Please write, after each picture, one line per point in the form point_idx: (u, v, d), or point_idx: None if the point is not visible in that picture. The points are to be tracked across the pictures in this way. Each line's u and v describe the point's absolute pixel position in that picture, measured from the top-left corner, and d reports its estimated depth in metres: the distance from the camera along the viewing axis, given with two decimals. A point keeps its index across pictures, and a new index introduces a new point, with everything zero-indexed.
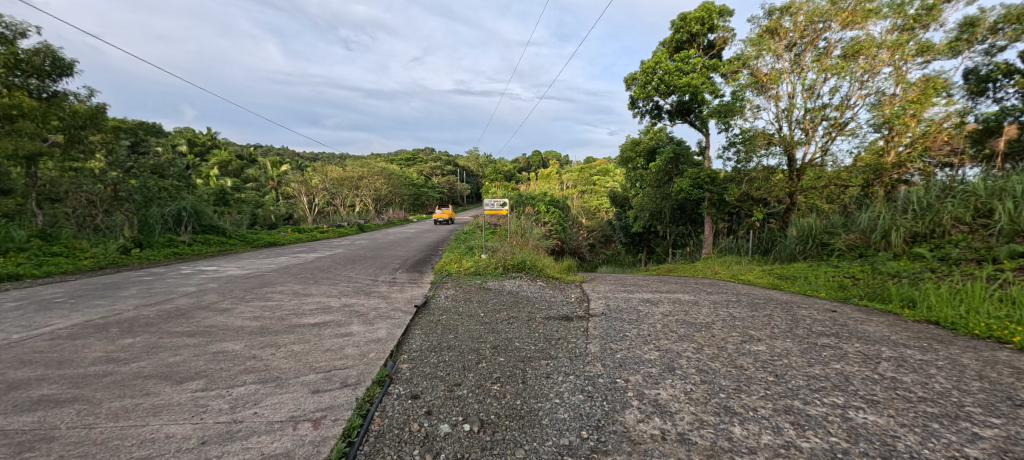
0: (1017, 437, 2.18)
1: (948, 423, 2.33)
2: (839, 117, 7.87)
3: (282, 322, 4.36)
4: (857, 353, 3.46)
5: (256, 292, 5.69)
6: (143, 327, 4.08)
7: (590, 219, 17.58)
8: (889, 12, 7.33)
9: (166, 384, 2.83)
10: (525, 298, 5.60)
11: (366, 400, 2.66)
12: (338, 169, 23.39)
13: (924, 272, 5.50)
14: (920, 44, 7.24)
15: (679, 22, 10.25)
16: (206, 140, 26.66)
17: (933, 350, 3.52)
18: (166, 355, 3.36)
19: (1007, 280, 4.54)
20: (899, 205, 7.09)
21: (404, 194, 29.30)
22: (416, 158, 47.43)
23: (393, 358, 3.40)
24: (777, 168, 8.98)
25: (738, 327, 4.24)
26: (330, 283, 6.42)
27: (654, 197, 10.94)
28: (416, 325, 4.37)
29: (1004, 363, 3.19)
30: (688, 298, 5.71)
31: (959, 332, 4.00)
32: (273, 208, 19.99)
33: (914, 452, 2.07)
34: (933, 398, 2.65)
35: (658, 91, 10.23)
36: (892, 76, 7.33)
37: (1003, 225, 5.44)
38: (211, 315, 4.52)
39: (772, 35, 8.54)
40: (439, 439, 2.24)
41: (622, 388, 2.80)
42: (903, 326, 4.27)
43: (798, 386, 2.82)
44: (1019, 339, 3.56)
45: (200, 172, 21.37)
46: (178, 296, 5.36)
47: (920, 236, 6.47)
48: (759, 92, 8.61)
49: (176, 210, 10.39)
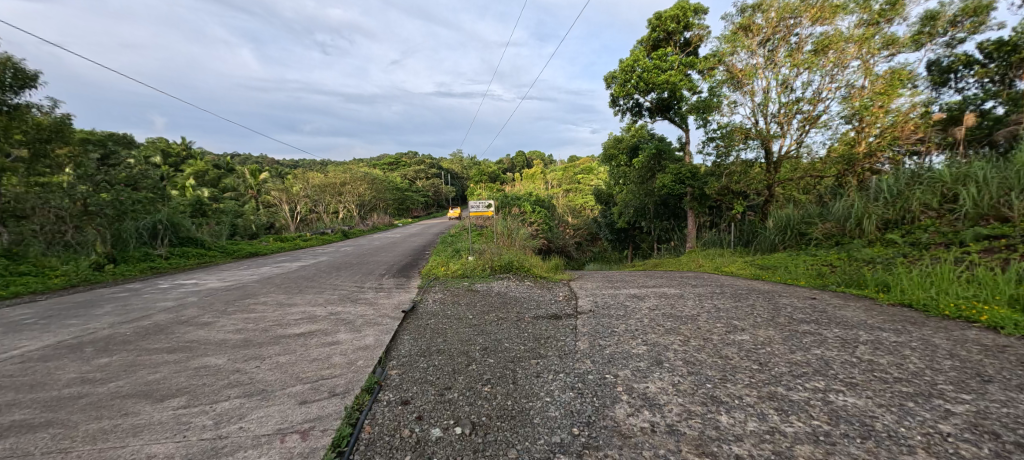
0: (987, 411, 2.28)
1: (922, 401, 2.42)
2: (812, 111, 8.12)
3: (267, 333, 4.27)
4: (835, 338, 3.58)
5: (238, 304, 5.55)
6: (119, 345, 3.94)
7: (576, 218, 17.67)
8: (855, 8, 7.59)
9: (147, 403, 2.75)
10: (513, 299, 5.61)
11: (356, 408, 2.62)
12: (320, 175, 22.98)
13: (897, 257, 5.72)
14: (886, 37, 7.51)
15: (655, 20, 10.41)
16: (181, 150, 25.96)
17: (907, 332, 3.66)
18: (146, 373, 3.26)
19: (974, 262, 4.74)
20: (870, 194, 7.42)
21: (387, 198, 29.03)
22: (399, 162, 47.18)
23: (382, 365, 3.36)
24: (754, 162, 9.15)
25: (723, 318, 4.32)
26: (315, 292, 6.33)
27: (638, 194, 11.26)
28: (405, 330, 4.33)
29: (972, 341, 3.34)
30: (673, 292, 5.81)
31: (931, 313, 4.16)
32: (254, 217, 19.53)
33: (892, 431, 2.14)
34: (908, 378, 2.75)
35: (637, 89, 10.40)
36: (860, 69, 7.58)
37: (968, 209, 5.66)
38: (192, 330, 4.39)
39: (746, 31, 8.76)
40: (431, 443, 2.23)
41: (611, 384, 2.83)
42: (879, 310, 4.42)
43: (781, 373, 2.90)
44: (986, 317, 3.73)
45: (176, 182, 20.81)
46: (155, 312, 5.19)
47: (892, 223, 6.77)
48: (735, 88, 8.83)
49: (151, 223, 10.02)
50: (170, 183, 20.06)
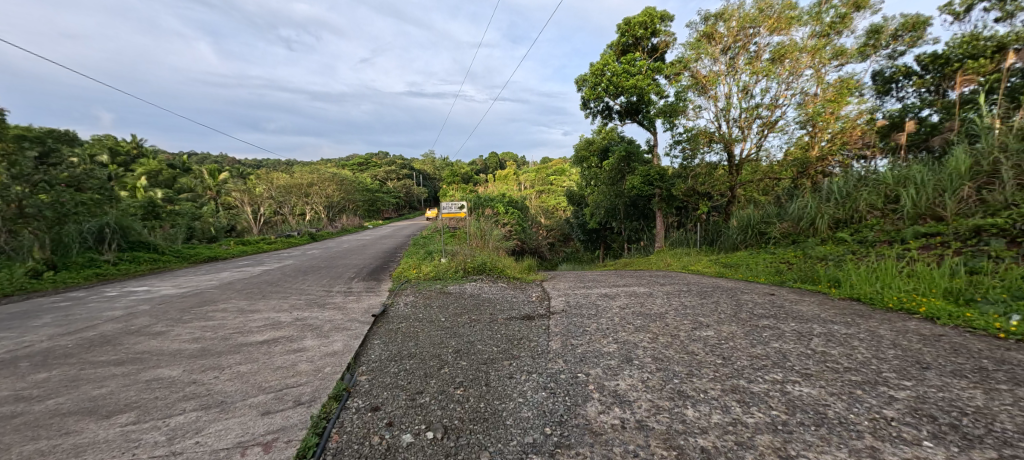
0: (925, 396, 2.47)
1: (870, 389, 2.59)
2: (770, 116, 8.55)
3: (226, 342, 4.06)
4: (792, 332, 3.77)
5: (195, 312, 5.24)
6: (59, 359, 3.63)
7: (549, 218, 17.83)
8: (809, 20, 8.06)
9: (91, 420, 2.55)
10: (486, 300, 5.59)
11: (323, 417, 2.53)
12: (285, 176, 22.12)
13: (846, 255, 6.10)
14: (836, 48, 8.01)
15: (624, 26, 10.67)
16: (131, 148, 24.27)
17: (856, 324, 3.92)
18: (90, 388, 3.02)
19: (914, 257, 5.12)
20: (823, 195, 7.89)
21: (357, 199, 28.33)
22: (369, 162, 46.14)
23: (351, 371, 3.27)
24: (717, 164, 9.53)
25: (689, 315, 4.47)
26: (280, 298, 6.08)
27: (609, 195, 11.49)
28: (375, 334, 4.23)
29: (912, 332, 3.61)
30: (643, 291, 5.96)
31: (877, 305, 4.47)
32: (214, 220, 18.57)
33: (842, 418, 2.28)
34: (857, 367, 2.94)
35: (607, 92, 10.62)
36: (813, 77, 8.06)
37: (909, 209, 6.11)
38: (143, 340, 4.12)
39: (709, 39, 9.12)
40: (402, 450, 2.19)
41: (583, 383, 2.87)
42: (831, 304, 4.71)
43: (743, 366, 3.03)
44: (924, 309, 4.04)
45: (126, 182, 19.49)
46: (102, 322, 4.82)
47: (842, 222, 7.23)
48: (699, 93, 9.17)
49: (97, 226, 9.50)
50: (119, 183, 18.79)
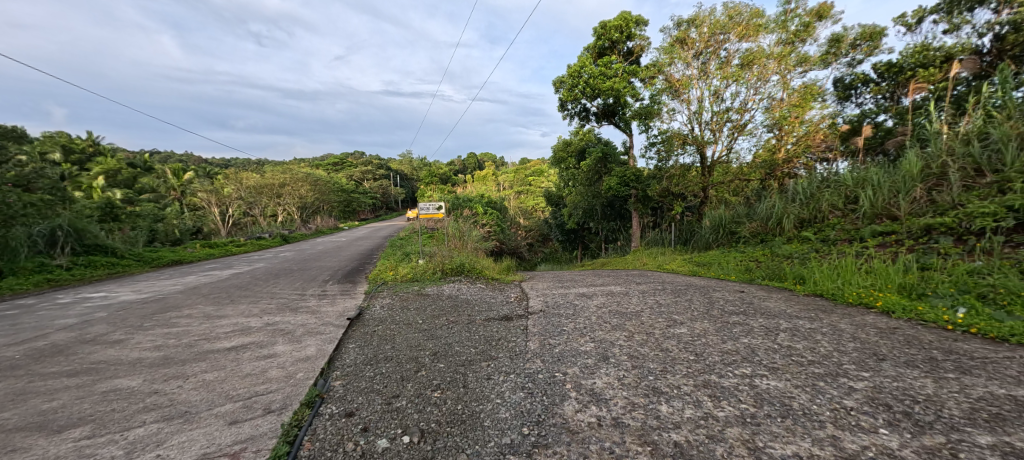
0: (881, 386, 2.62)
1: (831, 381, 2.72)
2: (740, 119, 8.85)
3: (191, 349, 3.88)
4: (760, 327, 3.92)
5: (157, 318, 4.99)
6: (3, 371, 3.39)
7: (527, 219, 17.88)
8: (775, 27, 8.40)
9: (39, 436, 2.39)
10: (465, 301, 5.56)
11: (294, 424, 2.46)
12: (256, 176, 21.38)
13: (810, 253, 6.39)
14: (800, 56, 8.38)
15: (601, 29, 10.84)
16: (86, 145, 22.89)
17: (819, 319, 4.11)
18: (39, 402, 2.83)
19: (872, 255, 5.41)
20: (789, 195, 8.23)
21: (331, 200, 27.61)
22: (345, 162, 45.12)
23: (325, 376, 3.19)
24: (691, 165, 9.80)
25: (664, 313, 4.58)
26: (249, 302, 5.86)
27: (586, 195, 11.63)
28: (349, 338, 4.14)
29: (870, 325, 3.82)
30: (619, 290, 6.06)
31: (838, 300, 4.70)
32: (178, 222, 17.73)
33: (806, 409, 2.38)
34: (819, 360, 3.08)
35: (584, 94, 10.74)
36: (779, 83, 8.39)
37: (867, 209, 6.45)
38: (99, 349, 3.89)
39: (682, 44, 9.36)
40: (377, 455, 2.15)
41: (560, 382, 2.89)
42: (797, 300, 4.92)
43: (714, 362, 3.12)
44: (881, 303, 4.27)
45: (81, 182, 18.36)
46: (53, 331, 4.52)
47: (806, 222, 7.56)
48: (673, 96, 9.40)
49: (47, 229, 8.84)
50: (73, 183, 17.69)
